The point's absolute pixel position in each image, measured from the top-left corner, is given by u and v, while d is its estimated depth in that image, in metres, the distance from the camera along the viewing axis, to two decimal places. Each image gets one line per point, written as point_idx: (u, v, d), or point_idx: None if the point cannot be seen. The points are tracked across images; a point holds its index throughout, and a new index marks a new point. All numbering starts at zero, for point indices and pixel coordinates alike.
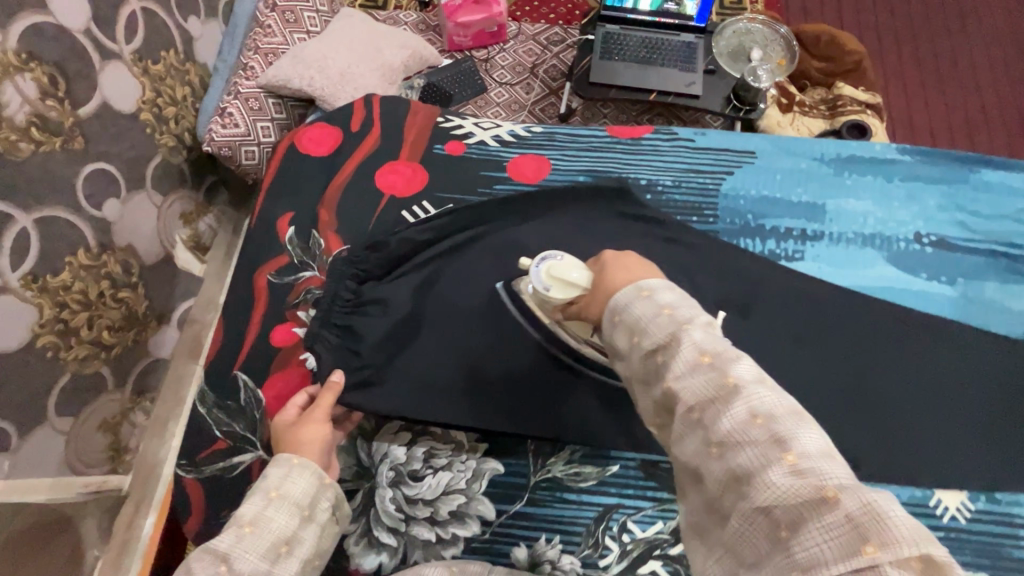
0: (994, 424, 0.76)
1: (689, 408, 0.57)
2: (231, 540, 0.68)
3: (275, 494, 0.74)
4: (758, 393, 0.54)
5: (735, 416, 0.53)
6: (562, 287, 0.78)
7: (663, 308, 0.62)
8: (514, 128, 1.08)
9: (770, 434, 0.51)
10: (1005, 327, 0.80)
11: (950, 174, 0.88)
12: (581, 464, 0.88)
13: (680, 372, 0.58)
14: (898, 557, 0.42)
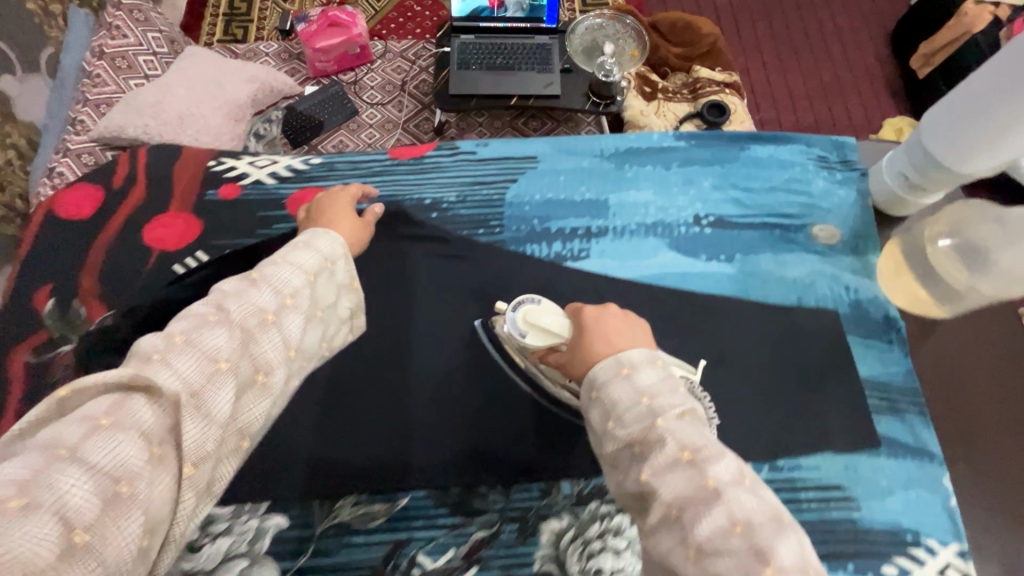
0: (788, 411, 0.72)
1: (669, 505, 0.45)
2: (294, 287, 0.58)
3: (330, 265, 0.63)
4: (738, 496, 0.44)
5: (716, 521, 0.43)
6: (538, 334, 0.65)
7: (643, 396, 0.50)
8: (293, 160, 0.87)
9: (752, 545, 0.41)
10: (779, 298, 0.79)
11: (720, 157, 0.87)
12: (369, 502, 0.69)
13: (656, 471, 0.46)
14: None
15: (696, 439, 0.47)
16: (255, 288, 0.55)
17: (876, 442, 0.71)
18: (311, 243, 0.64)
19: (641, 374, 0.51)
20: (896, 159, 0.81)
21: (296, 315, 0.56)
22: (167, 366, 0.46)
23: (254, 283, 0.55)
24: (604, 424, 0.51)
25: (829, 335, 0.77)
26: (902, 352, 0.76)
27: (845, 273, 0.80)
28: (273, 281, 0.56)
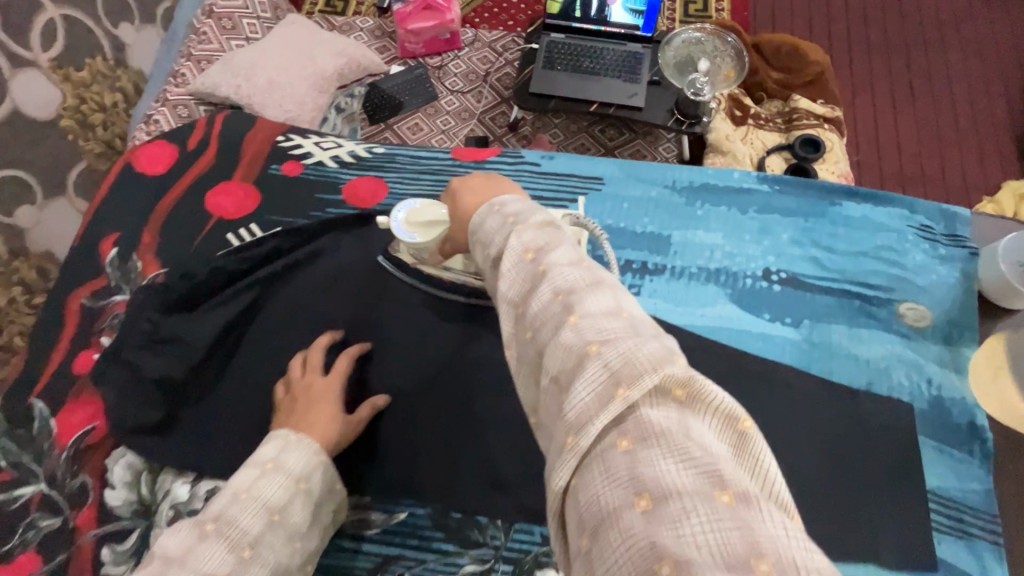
0: (838, 503, 0.63)
1: (513, 304, 0.38)
2: (254, 534, 0.51)
3: (303, 486, 0.56)
4: (562, 268, 0.37)
5: (538, 296, 0.37)
6: (423, 230, 0.69)
7: (510, 218, 0.43)
8: (357, 146, 0.87)
9: (563, 303, 0.35)
10: (849, 378, 0.70)
11: (804, 209, 0.78)
12: (367, 510, 0.66)
13: (502, 274, 0.39)
14: (649, 393, 0.30)
15: (544, 238, 0.40)
16: (204, 544, 0.49)
17: (931, 562, 0.62)
18: (280, 456, 0.57)
19: (511, 203, 0.45)
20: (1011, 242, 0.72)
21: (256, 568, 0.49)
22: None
23: (205, 539, 0.49)
24: (484, 257, 0.44)
25: (903, 430, 0.67)
26: (981, 468, 0.66)
27: (929, 364, 0.71)
28: (228, 532, 0.50)
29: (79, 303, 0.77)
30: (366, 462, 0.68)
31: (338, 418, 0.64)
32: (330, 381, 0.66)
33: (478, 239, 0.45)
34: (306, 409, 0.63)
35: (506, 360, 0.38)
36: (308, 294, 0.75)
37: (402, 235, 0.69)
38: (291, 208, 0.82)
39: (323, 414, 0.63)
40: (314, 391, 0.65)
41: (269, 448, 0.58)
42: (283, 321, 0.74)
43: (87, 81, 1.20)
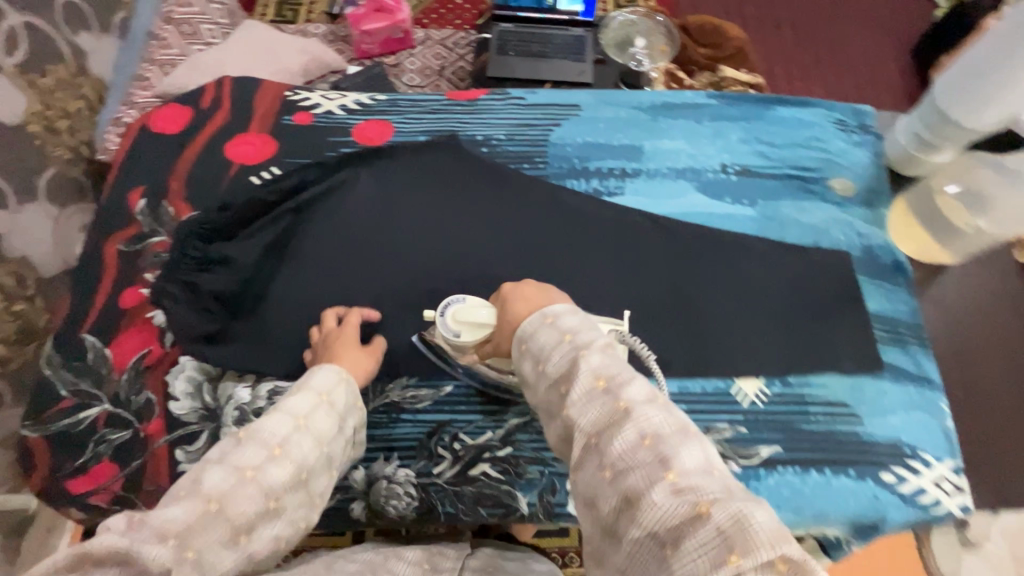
0: (796, 331, 0.80)
1: (589, 436, 0.48)
2: (284, 434, 0.53)
3: (328, 398, 0.60)
4: (646, 413, 0.47)
5: (625, 436, 0.46)
6: (472, 329, 0.67)
7: (566, 334, 0.55)
8: (359, 95, 0.96)
9: (657, 454, 0.44)
10: (799, 239, 0.86)
11: (747, 115, 0.95)
12: (416, 387, 0.76)
13: (579, 400, 0.50)
14: (759, 563, 0.37)
15: (613, 367, 0.51)
16: (239, 448, 0.51)
17: (878, 365, 0.78)
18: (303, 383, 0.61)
19: (563, 318, 0.56)
20: (907, 120, 0.88)
21: (285, 466, 0.52)
22: (151, 518, 0.43)
23: (240, 443, 0.51)
24: (542, 367, 0.55)
25: (843, 272, 0.84)
26: (907, 293, 0.83)
27: (858, 221, 0.88)
28: (259, 436, 0.52)
29: (115, 249, 0.82)
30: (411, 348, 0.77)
31: (359, 353, 0.71)
32: (347, 327, 0.73)
33: (532, 347, 0.56)
34: (337, 353, 0.69)
35: (590, 484, 0.47)
36: (340, 216, 0.84)
37: (447, 331, 0.69)
38: (309, 150, 0.90)
39: (352, 356, 0.70)
40: (338, 338, 0.71)
41: (293, 379, 0.62)
42: (319, 241, 0.82)
43: (51, 88, 1.15)
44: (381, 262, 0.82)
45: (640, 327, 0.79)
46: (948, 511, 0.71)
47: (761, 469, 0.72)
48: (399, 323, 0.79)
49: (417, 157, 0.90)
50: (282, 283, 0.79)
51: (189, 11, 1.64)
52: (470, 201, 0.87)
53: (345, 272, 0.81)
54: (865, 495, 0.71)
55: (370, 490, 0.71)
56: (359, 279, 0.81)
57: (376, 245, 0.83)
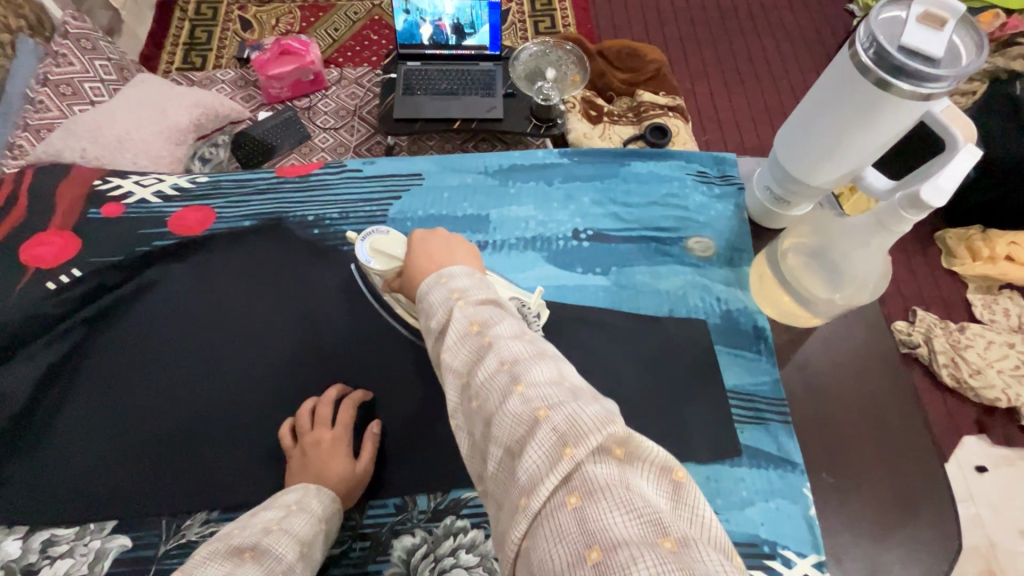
0: (649, 416, 0.73)
1: (460, 375, 0.43)
2: (288, 562, 0.50)
3: (324, 527, 0.58)
4: (511, 344, 0.42)
5: (487, 366, 0.41)
6: (385, 260, 0.68)
7: (455, 292, 0.49)
8: (180, 179, 0.88)
9: (511, 371, 0.40)
10: (654, 309, 0.80)
11: (599, 174, 0.89)
12: (218, 522, 0.66)
13: (451, 347, 0.44)
14: (593, 451, 0.33)
15: (489, 312, 0.46)
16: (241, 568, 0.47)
17: (735, 449, 0.72)
18: (301, 505, 0.59)
19: (457, 277, 0.50)
20: (760, 174, 0.83)
21: None
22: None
23: (246, 560, 0.48)
24: (427, 327, 0.49)
25: (700, 344, 0.78)
26: (769, 363, 0.77)
27: (717, 284, 0.82)
28: (265, 560, 0.49)
29: None
30: (219, 474, 0.69)
31: (350, 467, 0.66)
32: (337, 434, 0.68)
33: (422, 308, 0.50)
34: (323, 463, 0.65)
35: (459, 431, 0.42)
36: (149, 323, 0.77)
37: (363, 256, 0.70)
38: (117, 247, 0.81)
39: (338, 470, 0.65)
40: (324, 449, 0.67)
41: (290, 496, 0.60)
42: (121, 357, 0.75)
43: None
44: (193, 373, 0.75)
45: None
46: None
47: None
48: (206, 444, 0.71)
49: (238, 249, 0.82)
50: (75, 407, 0.72)
51: (67, 69, 1.49)
52: (299, 296, 0.80)
53: (152, 387, 0.74)
54: None
55: None
56: (167, 399, 0.73)
57: (187, 354, 0.76)
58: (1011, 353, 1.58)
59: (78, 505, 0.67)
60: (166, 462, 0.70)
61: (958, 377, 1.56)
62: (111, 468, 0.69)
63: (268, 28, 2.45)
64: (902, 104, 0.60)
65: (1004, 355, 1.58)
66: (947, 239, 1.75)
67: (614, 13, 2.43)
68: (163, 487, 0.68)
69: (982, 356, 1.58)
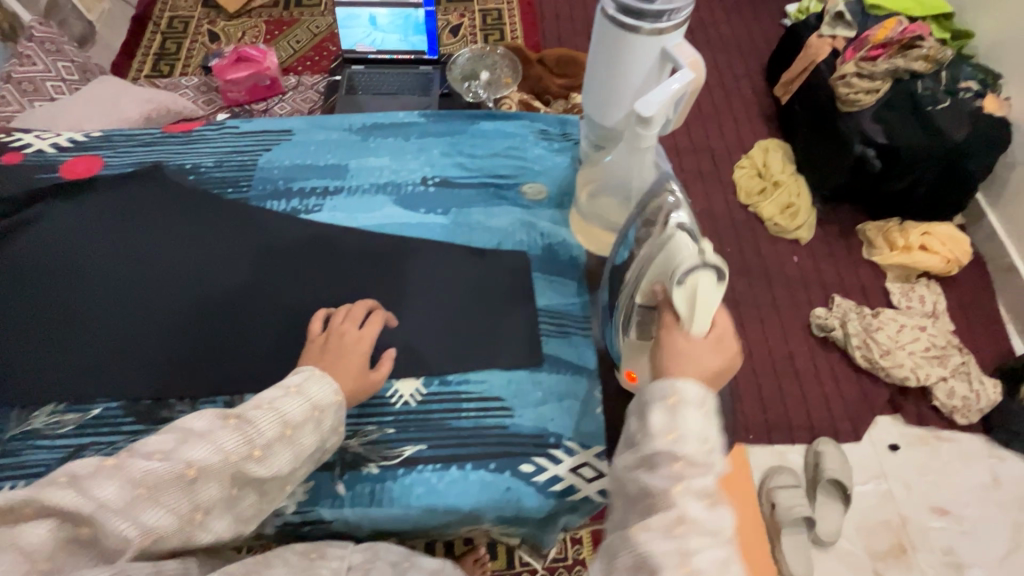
0: (465, 330, 0.82)
1: (647, 495, 0.53)
2: (267, 439, 0.59)
3: (318, 414, 0.64)
4: (694, 509, 0.51)
5: (666, 517, 0.51)
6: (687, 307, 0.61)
7: (679, 411, 0.55)
8: (76, 134, 0.99)
9: (683, 544, 0.50)
10: (484, 241, 0.89)
11: (451, 130, 1.00)
12: (62, 412, 0.75)
13: (649, 459, 0.54)
14: None
15: (695, 459, 0.53)
16: (221, 431, 0.57)
17: (538, 358, 0.80)
18: (301, 388, 0.64)
19: (691, 391, 0.55)
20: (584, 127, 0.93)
21: (264, 466, 0.58)
22: (121, 471, 0.51)
23: (224, 427, 0.57)
24: (640, 400, 0.57)
25: (520, 271, 0.87)
26: (580, 287, 0.86)
27: (543, 222, 0.91)
28: (247, 430, 0.58)
29: None
30: (70, 374, 0.77)
31: (364, 374, 0.71)
32: (361, 341, 0.72)
33: (651, 386, 0.57)
34: (335, 364, 0.70)
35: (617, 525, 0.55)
36: (30, 246, 0.86)
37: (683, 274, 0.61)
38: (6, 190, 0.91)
39: (348, 374, 0.70)
40: (343, 342, 0.71)
41: (294, 378, 0.64)
42: (4, 273, 0.84)
43: None
44: (65, 291, 0.83)
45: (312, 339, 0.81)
46: (585, 497, 0.72)
47: (401, 469, 0.72)
48: (63, 349, 0.79)
49: (123, 188, 0.92)
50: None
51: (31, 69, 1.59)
52: (172, 228, 0.89)
53: (29, 300, 0.82)
54: (499, 487, 0.71)
55: None
56: (35, 313, 0.81)
57: (57, 275, 0.84)
58: (923, 336, 1.61)
59: None
60: (30, 366, 0.78)
61: (870, 359, 1.58)
62: None
63: (234, 40, 2.63)
64: (642, 42, 0.71)
65: (915, 338, 1.60)
66: (868, 232, 1.80)
67: (560, 27, 2.61)
68: (20, 385, 0.76)
69: (893, 339, 1.60)
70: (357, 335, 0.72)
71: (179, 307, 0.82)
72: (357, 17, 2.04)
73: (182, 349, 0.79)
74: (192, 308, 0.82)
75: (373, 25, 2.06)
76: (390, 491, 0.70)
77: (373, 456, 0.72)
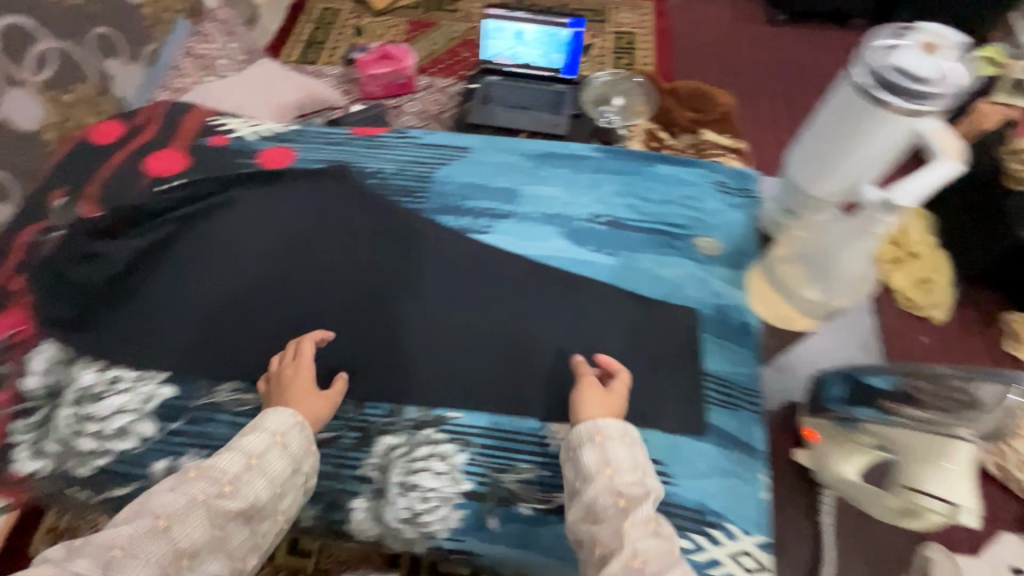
0: (626, 382, 0.80)
1: None
2: (233, 473, 0.64)
3: (281, 438, 0.68)
4: None
5: None
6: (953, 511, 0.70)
7: (619, 511, 0.61)
8: (274, 125, 1.06)
9: None
10: (652, 291, 0.87)
11: (626, 170, 0.98)
12: (243, 391, 0.79)
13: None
14: None
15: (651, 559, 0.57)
16: (188, 482, 0.62)
17: (701, 427, 0.76)
18: (261, 422, 0.69)
19: (627, 487, 0.62)
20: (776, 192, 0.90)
21: (234, 500, 0.62)
22: (97, 546, 0.56)
23: (188, 479, 0.62)
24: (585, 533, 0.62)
25: (687, 330, 0.83)
26: (751, 358, 0.82)
27: (716, 280, 0.88)
28: (210, 474, 0.63)
29: (26, 237, 0.92)
30: (252, 356, 0.82)
31: (314, 391, 0.75)
32: (300, 367, 0.76)
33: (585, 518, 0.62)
34: (290, 390, 0.74)
35: None
36: (226, 225, 0.92)
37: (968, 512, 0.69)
38: (211, 172, 0.99)
39: (309, 395, 0.74)
40: (291, 376, 0.75)
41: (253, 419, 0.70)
42: (201, 250, 0.90)
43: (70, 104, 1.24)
44: (254, 275, 0.89)
45: (475, 362, 0.81)
46: None
47: (553, 514, 0.71)
48: (247, 331, 0.84)
49: (313, 182, 0.97)
50: (156, 283, 0.87)
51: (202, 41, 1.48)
52: (353, 228, 0.93)
53: (221, 278, 0.89)
54: None
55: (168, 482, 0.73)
56: (225, 292, 0.87)
57: (248, 259, 0.90)
58: None
59: (141, 353, 0.82)
60: (218, 342, 0.83)
61: None
62: (180, 338, 0.84)
63: (375, 36, 2.76)
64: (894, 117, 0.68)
65: None
66: None
67: None
68: (208, 359, 0.82)
69: None
70: (300, 363, 0.77)
71: (354, 309, 0.86)
72: (505, 30, 2.12)
73: (354, 349, 0.82)
74: (363, 312, 0.85)
75: (518, 40, 2.11)
76: (541, 536, 0.70)
77: (527, 497, 0.72)
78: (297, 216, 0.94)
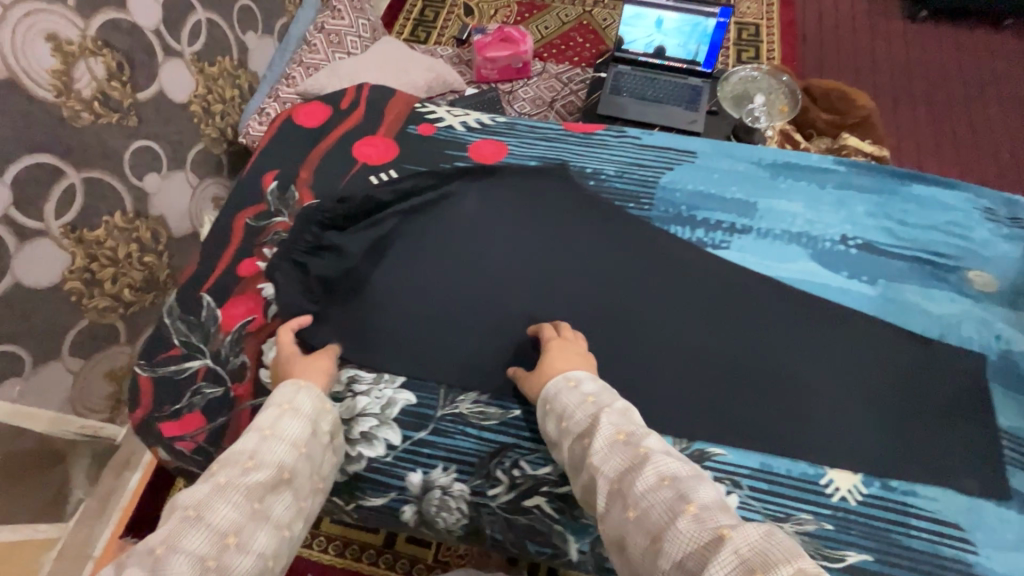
0: (906, 430, 0.72)
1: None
2: (252, 448, 0.61)
3: (290, 405, 0.66)
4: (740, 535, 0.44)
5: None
6: None
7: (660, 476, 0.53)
8: (480, 116, 1.01)
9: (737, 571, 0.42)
10: (924, 328, 0.78)
11: (877, 188, 0.89)
12: (486, 404, 0.75)
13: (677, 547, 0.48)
14: None
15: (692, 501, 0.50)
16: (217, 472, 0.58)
17: (1003, 493, 0.68)
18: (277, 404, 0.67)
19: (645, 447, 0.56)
20: None
21: (262, 468, 0.59)
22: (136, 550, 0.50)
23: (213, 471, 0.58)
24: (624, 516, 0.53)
25: (970, 376, 0.75)
26: None
27: (998, 321, 0.78)
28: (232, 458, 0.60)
29: (245, 220, 0.90)
30: (491, 366, 0.78)
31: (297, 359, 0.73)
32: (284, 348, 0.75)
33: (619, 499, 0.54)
34: (286, 368, 0.73)
35: None
36: (448, 222, 0.88)
37: None
38: (423, 163, 0.95)
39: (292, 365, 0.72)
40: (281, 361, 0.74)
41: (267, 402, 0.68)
42: (426, 247, 0.86)
43: (214, 76, 1.15)
44: (482, 277, 0.84)
45: (733, 393, 0.75)
46: None
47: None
48: (481, 337, 0.80)
49: (533, 181, 0.92)
50: (385, 279, 0.84)
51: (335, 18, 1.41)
52: (583, 233, 0.87)
53: (448, 277, 0.84)
54: None
55: (424, 497, 0.72)
56: (453, 293, 0.83)
57: (474, 259, 0.85)
58: None
59: (377, 354, 0.79)
60: (454, 347, 0.79)
61: None
62: (415, 340, 0.80)
63: (487, 16, 2.65)
64: None
65: None
66: None
67: None
68: (446, 364, 0.78)
69: None
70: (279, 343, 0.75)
71: (593, 322, 0.80)
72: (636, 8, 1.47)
73: (600, 368, 0.77)
74: (605, 327, 0.80)
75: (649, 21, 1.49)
76: None
77: (813, 552, 0.66)
78: (520, 218, 0.89)
